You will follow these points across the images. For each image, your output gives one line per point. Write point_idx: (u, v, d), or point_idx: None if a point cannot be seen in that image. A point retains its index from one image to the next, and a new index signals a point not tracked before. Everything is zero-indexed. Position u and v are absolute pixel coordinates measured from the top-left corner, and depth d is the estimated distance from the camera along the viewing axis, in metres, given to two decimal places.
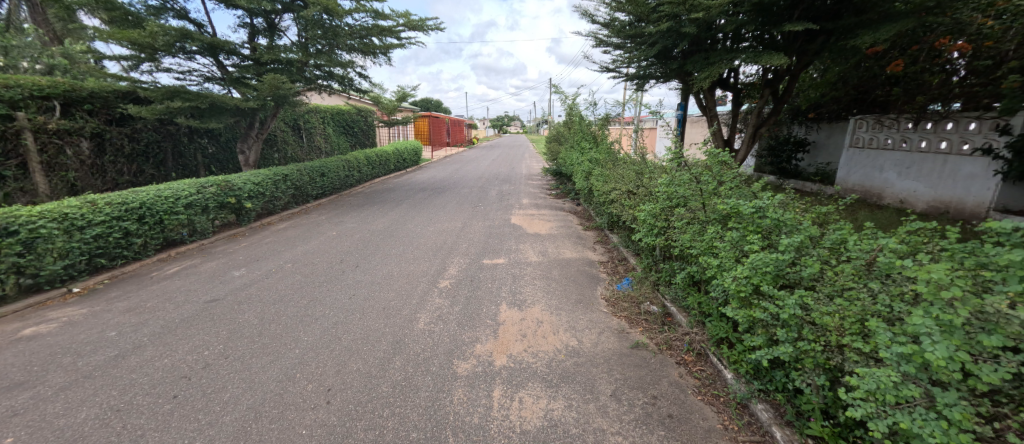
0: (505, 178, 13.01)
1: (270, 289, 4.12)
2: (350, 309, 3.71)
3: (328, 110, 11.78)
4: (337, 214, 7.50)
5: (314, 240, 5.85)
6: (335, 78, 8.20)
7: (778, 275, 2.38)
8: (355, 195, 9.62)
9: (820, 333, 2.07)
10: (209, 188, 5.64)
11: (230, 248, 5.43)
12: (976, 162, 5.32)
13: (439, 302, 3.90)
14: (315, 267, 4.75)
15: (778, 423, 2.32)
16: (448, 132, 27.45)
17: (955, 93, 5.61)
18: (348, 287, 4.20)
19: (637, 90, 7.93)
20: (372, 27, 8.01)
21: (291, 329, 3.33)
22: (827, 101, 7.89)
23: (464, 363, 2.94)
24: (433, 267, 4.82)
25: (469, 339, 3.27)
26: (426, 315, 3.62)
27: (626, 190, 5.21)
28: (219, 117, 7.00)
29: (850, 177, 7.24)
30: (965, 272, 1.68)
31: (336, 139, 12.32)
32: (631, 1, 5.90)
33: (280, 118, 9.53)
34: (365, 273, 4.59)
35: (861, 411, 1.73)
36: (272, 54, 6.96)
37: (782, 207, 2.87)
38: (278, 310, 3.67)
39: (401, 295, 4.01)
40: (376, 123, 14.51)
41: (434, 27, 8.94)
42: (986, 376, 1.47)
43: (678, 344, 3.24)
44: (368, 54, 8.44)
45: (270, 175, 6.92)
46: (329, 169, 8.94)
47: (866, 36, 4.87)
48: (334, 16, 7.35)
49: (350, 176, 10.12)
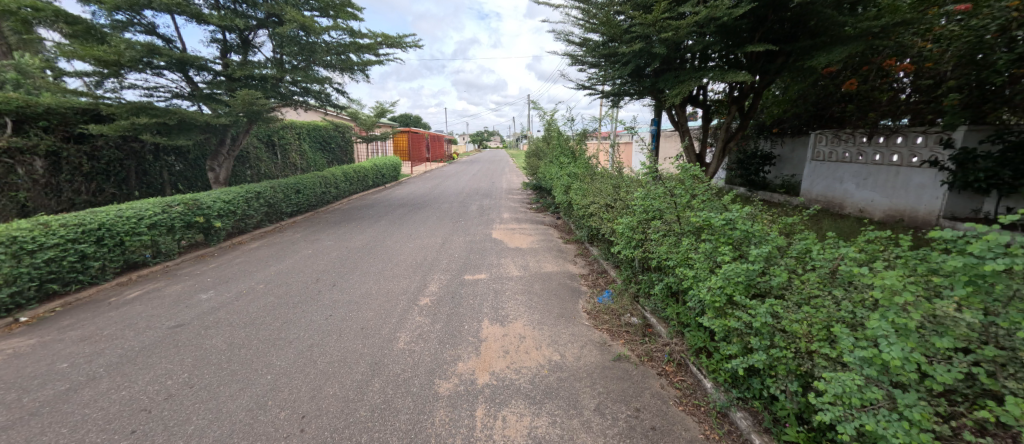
0: (485, 193, 13.05)
1: (241, 312, 3.99)
2: (327, 330, 3.63)
3: (303, 126, 11.63)
4: (313, 232, 7.36)
5: (288, 259, 5.71)
6: (311, 94, 8.13)
7: (750, 284, 2.49)
8: (331, 212, 9.48)
9: (790, 340, 2.16)
10: (175, 207, 5.46)
11: (198, 270, 5.26)
12: (925, 173, 5.65)
13: (419, 319, 3.87)
14: (290, 288, 4.63)
15: (756, 430, 2.40)
16: (427, 147, 27.43)
17: (903, 110, 5.98)
18: (326, 307, 4.11)
19: (613, 105, 8.11)
20: (349, 44, 8.02)
21: (262, 354, 3.23)
22: (789, 116, 8.29)
23: (446, 382, 2.91)
24: (413, 284, 4.76)
25: (451, 358, 3.23)
26: (407, 334, 3.58)
27: (605, 203, 5.32)
28: (187, 134, 6.82)
29: (813, 188, 7.61)
30: (918, 279, 1.77)
31: (313, 155, 12.16)
32: (605, 22, 6.11)
33: (253, 135, 9.34)
34: (343, 292, 4.51)
35: (830, 414, 1.79)
36: (246, 70, 6.88)
37: (752, 219, 3.01)
38: (249, 334, 3.55)
39: (380, 315, 3.95)
40: (353, 139, 14.43)
41: (412, 45, 9.02)
42: (940, 377, 1.55)
43: (659, 355, 3.30)
44: (346, 70, 8.42)
45: (241, 192, 6.75)
46: (306, 186, 8.84)
47: (822, 57, 5.16)
48: (310, 33, 7.33)
49: (327, 192, 10.02)
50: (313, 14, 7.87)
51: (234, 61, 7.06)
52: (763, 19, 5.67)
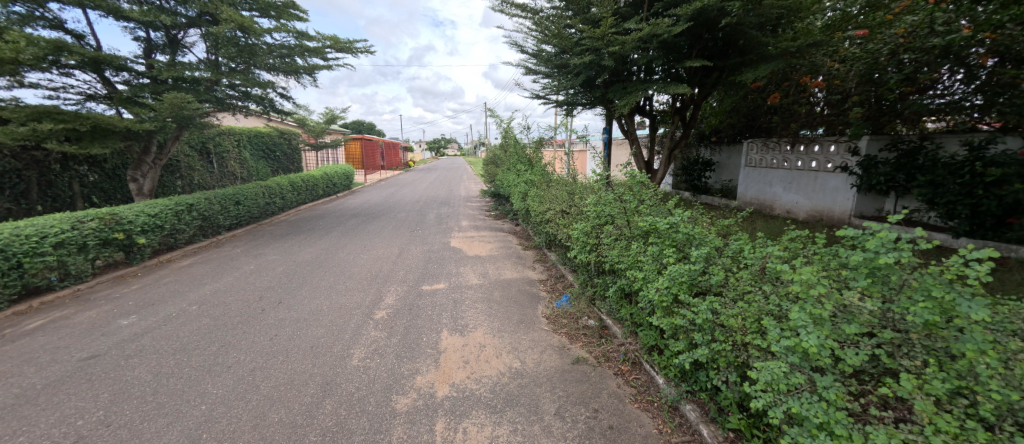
0: (443, 201, 12.96)
1: (170, 338, 3.73)
2: (272, 351, 3.49)
3: (243, 133, 11.03)
4: (255, 246, 7.01)
5: (226, 277, 5.40)
6: (251, 99, 7.94)
7: (692, 283, 2.68)
8: (276, 224, 9.06)
9: (728, 333, 2.34)
10: (88, 222, 4.99)
11: (117, 293, 4.85)
12: (838, 177, 6.28)
13: (375, 334, 3.80)
14: (229, 308, 4.38)
15: (704, 420, 2.57)
16: (382, 155, 26.88)
17: (818, 121, 6.59)
18: (270, 327, 3.94)
19: (567, 114, 8.34)
20: (293, 46, 7.75)
21: (196, 382, 3.05)
22: (725, 126, 8.93)
23: (404, 398, 2.88)
24: (368, 297, 4.66)
25: (410, 372, 3.20)
26: (361, 350, 3.51)
27: (560, 210, 5.47)
28: (104, 141, 6.27)
29: (747, 192, 8.21)
30: (831, 272, 1.99)
31: (254, 164, 11.55)
32: (556, 35, 6.31)
33: (184, 142, 8.71)
34: (289, 309, 4.33)
35: (762, 400, 1.94)
36: (175, 72, 6.44)
37: (693, 222, 3.24)
38: (179, 361, 3.34)
39: (331, 331, 3.84)
40: (300, 146, 13.93)
41: (363, 50, 8.85)
42: (850, 359, 1.73)
43: (615, 355, 3.44)
44: (291, 74, 8.13)
45: (170, 205, 6.30)
46: (247, 197, 8.39)
47: (749, 73, 5.62)
48: (249, 34, 7.01)
49: (272, 203, 9.56)
50: (252, 14, 7.52)
51: (160, 61, 6.49)
52: (699, 37, 6.10)
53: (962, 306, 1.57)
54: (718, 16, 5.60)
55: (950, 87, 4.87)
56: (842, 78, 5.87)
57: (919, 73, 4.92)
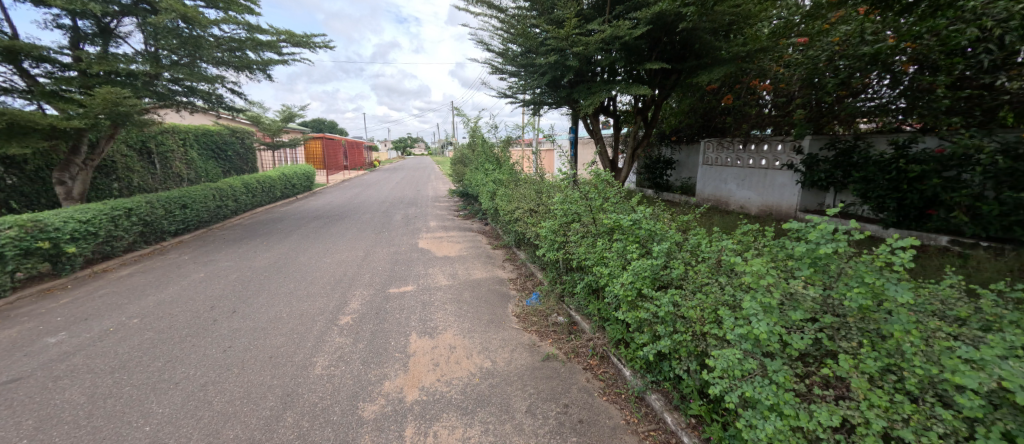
0: (410, 201, 12.77)
1: (106, 355, 3.49)
2: (226, 364, 3.35)
3: (189, 131, 10.33)
4: (205, 252, 6.66)
5: (172, 286, 5.11)
6: (199, 94, 7.50)
7: (655, 277, 2.80)
8: (229, 228, 8.65)
9: (688, 324, 2.45)
10: (5, 230, 4.57)
11: (42, 309, 4.48)
12: (786, 174, 6.68)
13: (340, 340, 3.73)
14: (175, 320, 4.16)
15: (668, 409, 2.69)
16: (344, 155, 26.15)
17: (766, 122, 7.01)
18: (222, 338, 3.77)
19: (534, 114, 8.41)
20: (244, 40, 7.43)
21: (141, 401, 2.89)
22: (684, 126, 9.31)
23: (372, 405, 2.85)
24: (332, 303, 4.55)
25: (377, 378, 3.17)
26: (324, 358, 3.43)
27: (528, 208, 5.54)
28: (24, 140, 5.68)
29: (704, 188, 8.58)
30: (778, 263, 2.14)
31: (203, 164, 10.93)
32: (522, 34, 6.36)
33: (121, 142, 8.12)
34: (244, 319, 4.16)
35: (719, 386, 2.05)
36: (105, 64, 6.04)
37: (655, 218, 3.37)
38: (120, 379, 3.14)
39: (292, 340, 3.72)
40: (253, 144, 13.37)
41: (321, 45, 8.59)
42: (796, 343, 1.86)
43: (584, 350, 3.53)
44: (243, 68, 7.79)
45: (105, 210, 5.88)
46: (194, 200, 7.95)
47: (705, 75, 5.89)
48: (194, 25, 6.66)
49: (224, 206, 9.11)
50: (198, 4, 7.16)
51: (90, 55, 6.17)
52: (658, 40, 6.32)
53: (890, 290, 1.72)
54: (675, 20, 5.87)
55: (879, 91, 5.25)
56: (787, 81, 6.27)
57: (852, 78, 5.31)
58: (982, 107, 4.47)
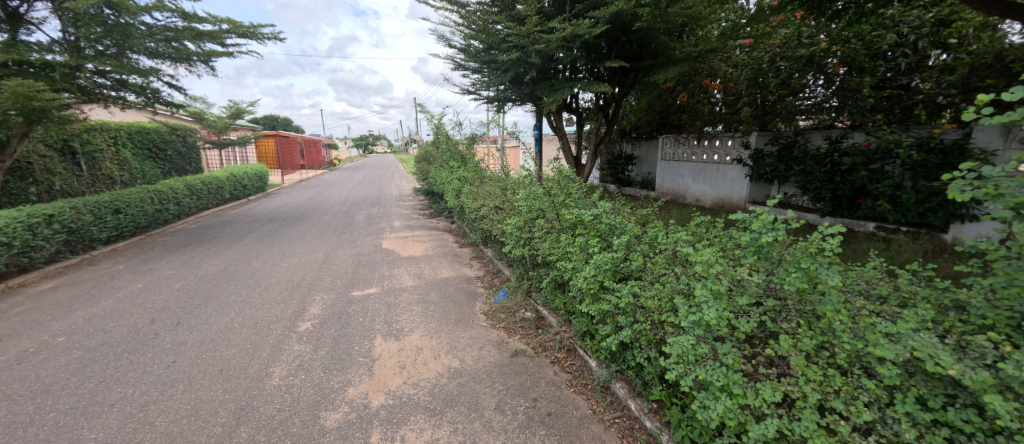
0: (372, 200, 12.48)
1: (26, 379, 3.17)
2: (171, 380, 3.15)
3: (121, 128, 9.51)
4: (143, 261, 6.23)
5: (105, 300, 4.74)
6: (130, 89, 6.97)
7: (616, 270, 2.90)
8: (172, 234, 8.13)
9: (648, 313, 2.56)
10: None
11: None
12: (736, 168, 7.05)
13: (298, 348, 3.62)
14: (109, 336, 3.85)
15: (632, 396, 2.79)
16: (301, 153, 25.19)
17: (717, 119, 7.40)
18: (164, 353, 3.54)
19: (498, 110, 8.41)
20: (182, 29, 6.96)
21: (72, 427, 2.66)
22: (643, 123, 9.61)
23: (335, 413, 2.79)
24: (290, 309, 4.39)
25: (340, 385, 3.10)
26: (282, 367, 3.31)
27: (494, 206, 5.57)
28: None
29: (663, 183, 8.89)
30: (726, 253, 2.28)
31: (140, 165, 10.13)
32: (483, 30, 6.35)
33: (41, 140, 7.40)
34: (190, 331, 3.93)
35: (674, 372, 2.14)
36: (15, 53, 5.51)
37: (616, 213, 3.48)
38: (45, 404, 2.88)
39: (245, 351, 3.56)
40: (196, 142, 12.63)
41: (270, 36, 8.20)
42: (743, 327, 1.98)
43: (551, 344, 3.60)
44: (181, 60, 7.28)
45: (20, 217, 5.35)
46: (129, 204, 7.40)
47: (660, 74, 6.11)
48: (122, 11, 6.19)
49: (164, 209, 8.53)
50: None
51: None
52: (617, 39, 6.48)
53: (823, 274, 1.88)
54: (632, 20, 6.06)
55: (815, 91, 5.65)
56: (734, 81, 6.64)
57: (792, 79, 5.71)
58: (901, 105, 4.90)
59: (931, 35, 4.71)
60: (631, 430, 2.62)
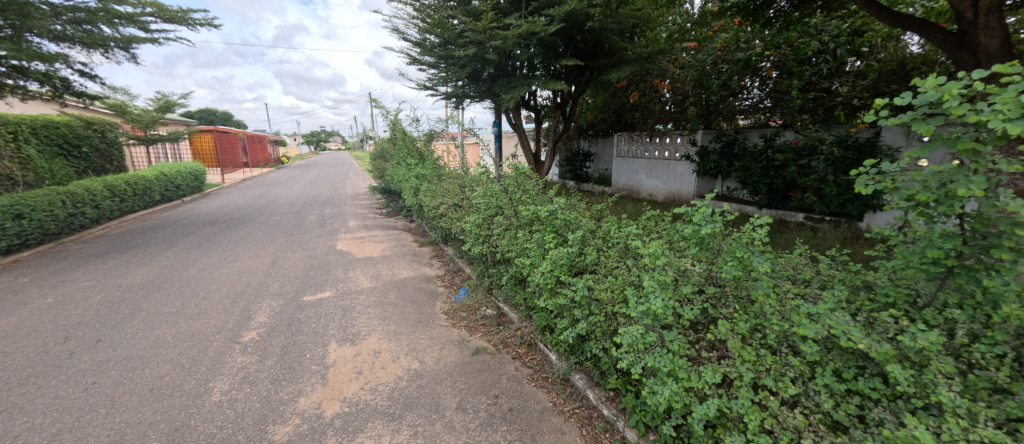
0: (326, 200, 12.01)
1: None
2: (91, 403, 2.88)
3: (23, 122, 8.51)
4: (58, 272, 5.63)
5: (9, 317, 4.24)
6: (34, 76, 6.27)
7: (572, 264, 2.98)
8: (90, 241, 7.39)
9: (602, 306, 2.65)
10: None
11: None
12: (686, 164, 7.39)
13: (243, 359, 3.43)
14: (14, 357, 3.45)
15: (590, 386, 2.88)
16: (245, 150, 23.78)
17: (668, 117, 7.73)
18: (83, 373, 3.22)
19: (456, 107, 8.34)
20: (96, 11, 6.34)
21: None
22: (599, 121, 9.86)
23: (284, 426, 2.68)
24: (232, 319, 4.15)
25: (290, 396, 2.97)
26: (224, 382, 3.13)
27: (453, 203, 5.54)
28: None
29: (618, 179, 9.16)
30: (673, 245, 2.41)
31: (50, 163, 9.12)
32: (438, 24, 6.28)
33: None
34: (113, 348, 3.60)
35: (626, 360, 2.24)
36: None
37: (572, 208, 3.57)
38: None
39: (180, 367, 3.32)
40: (121, 138, 11.56)
41: (201, 22, 7.64)
42: (687, 314, 2.10)
43: (513, 340, 3.64)
44: (94, 46, 6.63)
45: None
46: (34, 208, 6.65)
47: (614, 73, 6.29)
48: None
49: (79, 213, 7.75)
50: None
51: None
52: (572, 38, 6.60)
53: (756, 262, 2.03)
54: (585, 20, 6.20)
55: (752, 93, 6.07)
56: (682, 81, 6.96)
57: (732, 80, 6.09)
58: (824, 107, 5.34)
59: (847, 44, 5.11)
60: (590, 419, 2.70)
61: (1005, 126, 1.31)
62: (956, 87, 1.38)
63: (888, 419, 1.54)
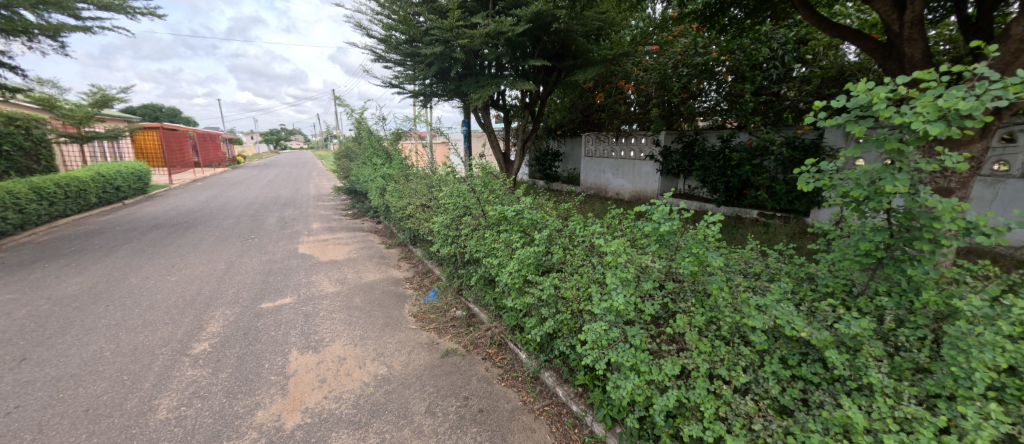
0: (287, 201, 11.58)
1: None
2: (17, 429, 2.65)
3: None
4: None
5: None
6: None
7: (539, 263, 3.01)
8: (13, 250, 6.78)
9: (568, 303, 2.69)
10: None
11: None
12: (650, 163, 7.61)
13: (193, 373, 3.26)
14: None
15: (560, 383, 2.92)
16: (198, 150, 22.54)
17: (632, 118, 7.93)
18: (7, 396, 2.96)
19: (424, 105, 8.25)
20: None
21: None
22: (567, 121, 9.99)
23: (242, 441, 2.58)
24: (180, 330, 3.94)
25: (246, 409, 2.86)
26: (172, 398, 2.97)
27: (420, 204, 5.47)
28: None
29: (587, 178, 9.33)
30: (635, 243, 2.48)
31: None
32: (403, 20, 6.18)
33: None
34: (42, 367, 3.33)
35: (591, 356, 2.29)
36: None
37: (539, 208, 3.60)
38: None
39: (120, 384, 3.11)
40: (52, 135, 10.66)
41: (142, 11, 7.17)
42: (648, 309, 2.16)
43: (483, 341, 3.64)
44: (16, 33, 6.08)
45: None
46: None
47: (580, 74, 6.39)
48: None
49: None
50: None
51: None
52: (539, 39, 6.66)
53: (711, 257, 2.13)
54: (552, 21, 6.27)
55: (710, 95, 6.33)
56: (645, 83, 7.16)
57: (691, 83, 6.34)
58: (774, 110, 5.65)
59: (794, 51, 5.46)
60: (560, 415, 2.75)
61: (925, 128, 1.44)
62: (883, 91, 1.49)
63: (828, 401, 1.66)
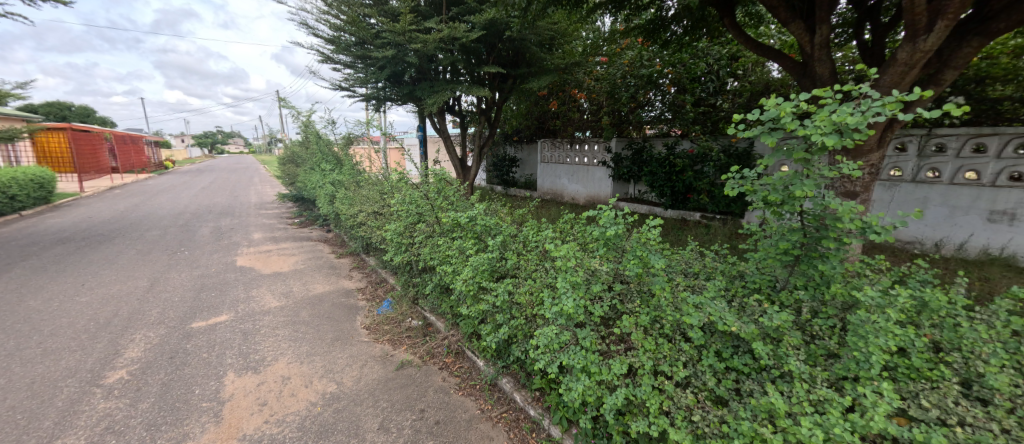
0: (225, 210, 10.86)
1: None
2: None
3: None
4: None
5: None
6: None
7: (493, 269, 3.04)
8: None
9: (521, 309, 2.73)
10: None
11: None
12: (603, 169, 7.87)
13: (106, 405, 2.97)
14: None
15: (518, 389, 2.94)
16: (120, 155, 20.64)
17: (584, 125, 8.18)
18: None
19: (376, 109, 8.09)
20: None
21: None
22: (522, 128, 10.13)
23: None
24: (89, 358, 3.58)
25: (173, 441, 2.65)
26: (79, 436, 2.68)
27: (372, 211, 5.33)
28: None
29: (543, 184, 9.49)
30: (586, 246, 2.58)
31: None
32: (353, 22, 6.07)
33: None
34: None
35: (543, 361, 2.34)
36: None
37: (493, 214, 3.63)
38: None
39: (8, 425, 2.77)
40: None
41: None
42: (595, 311, 2.24)
43: (440, 350, 3.60)
44: None
45: None
46: None
47: (533, 82, 6.52)
48: None
49: None
50: None
51: None
52: (494, 46, 6.76)
53: (653, 259, 2.25)
54: (505, 29, 6.38)
55: (655, 105, 6.66)
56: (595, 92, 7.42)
57: (637, 93, 6.65)
58: (710, 120, 6.00)
59: (727, 66, 5.88)
60: (517, 421, 2.77)
61: (821, 139, 1.62)
62: (788, 105, 1.65)
63: (756, 389, 1.79)
